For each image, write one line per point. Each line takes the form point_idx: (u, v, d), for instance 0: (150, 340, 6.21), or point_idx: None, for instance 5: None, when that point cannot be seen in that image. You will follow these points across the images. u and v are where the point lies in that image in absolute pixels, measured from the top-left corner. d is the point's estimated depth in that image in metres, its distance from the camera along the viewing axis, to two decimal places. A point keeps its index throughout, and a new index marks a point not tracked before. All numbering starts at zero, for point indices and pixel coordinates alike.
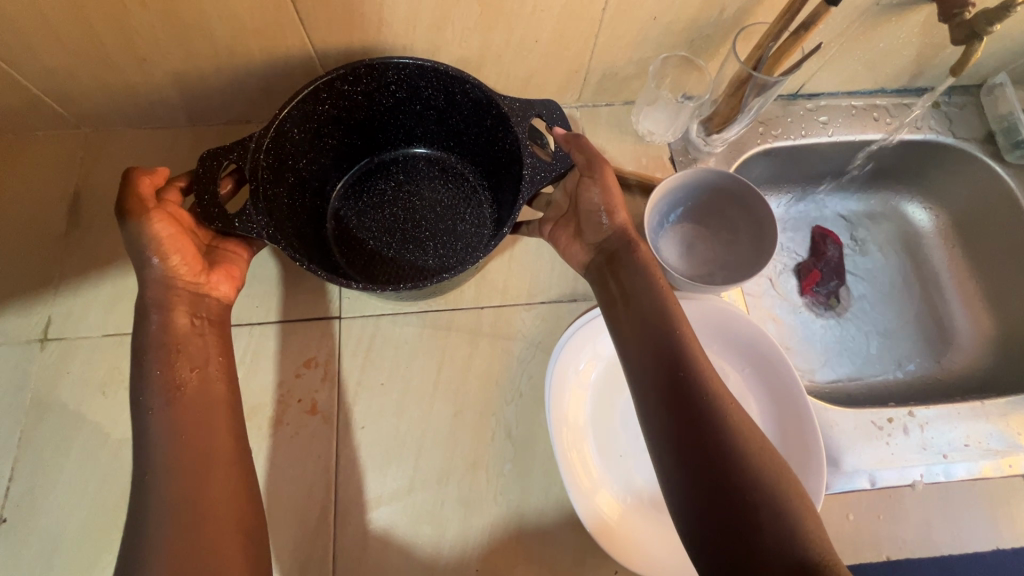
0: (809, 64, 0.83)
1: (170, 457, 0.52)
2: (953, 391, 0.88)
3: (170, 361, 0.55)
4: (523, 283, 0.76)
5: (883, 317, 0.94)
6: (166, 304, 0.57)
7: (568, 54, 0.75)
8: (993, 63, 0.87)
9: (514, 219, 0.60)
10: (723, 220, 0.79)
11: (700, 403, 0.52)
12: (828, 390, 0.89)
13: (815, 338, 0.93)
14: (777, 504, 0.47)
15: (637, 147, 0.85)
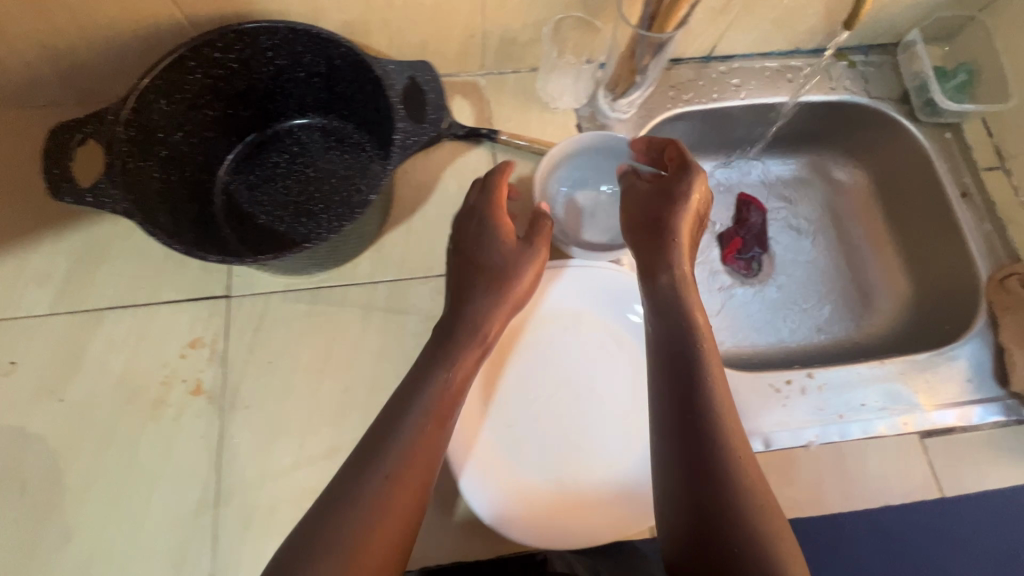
0: (715, 24, 0.80)
1: (425, 415, 0.52)
2: (866, 353, 0.87)
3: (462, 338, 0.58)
4: (420, 256, 0.74)
5: (802, 282, 0.94)
6: (480, 324, 0.61)
7: (458, 18, 0.72)
8: (907, 20, 0.85)
9: (382, 185, 0.59)
10: (620, 190, 0.80)
11: (682, 402, 0.52)
12: (743, 356, 0.89)
13: (733, 304, 0.92)
14: (738, 503, 0.47)
15: (542, 114, 0.83)
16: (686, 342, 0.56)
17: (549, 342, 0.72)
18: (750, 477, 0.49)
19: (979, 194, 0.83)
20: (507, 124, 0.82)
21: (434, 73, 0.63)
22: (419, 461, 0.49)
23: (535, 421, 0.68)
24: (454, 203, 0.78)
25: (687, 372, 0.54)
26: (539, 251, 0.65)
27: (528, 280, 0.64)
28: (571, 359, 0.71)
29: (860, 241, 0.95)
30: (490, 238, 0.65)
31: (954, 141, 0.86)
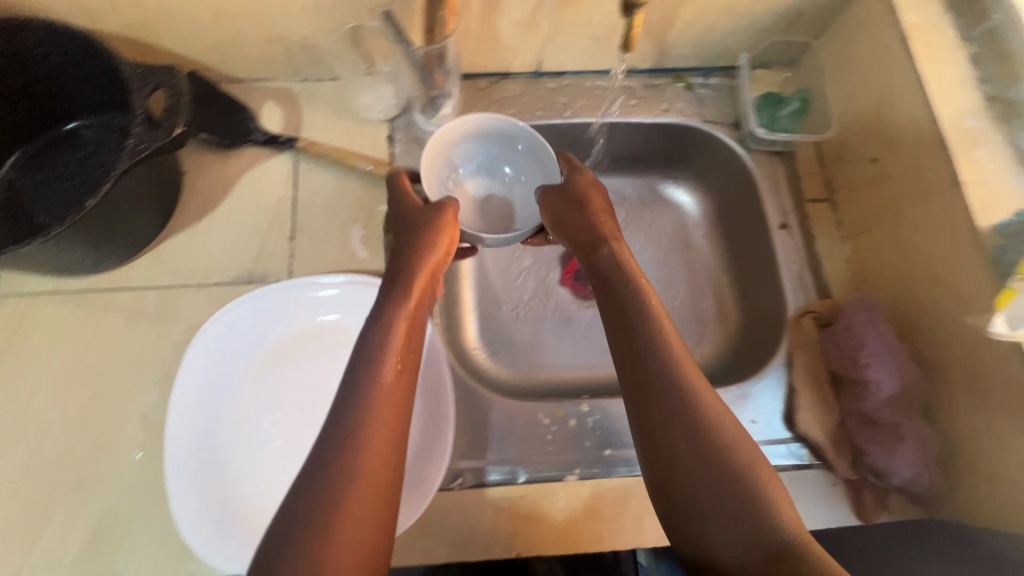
0: (529, 39, 0.78)
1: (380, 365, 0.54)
2: None
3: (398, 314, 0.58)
4: (200, 264, 0.73)
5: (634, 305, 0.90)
6: (405, 295, 0.61)
7: (243, 23, 0.71)
8: (740, 43, 0.82)
9: (104, 190, 0.58)
10: (526, 171, 0.79)
11: (637, 375, 0.56)
12: (558, 381, 0.84)
13: (557, 328, 0.88)
14: (720, 471, 0.49)
15: (353, 124, 0.81)
16: (635, 314, 0.59)
17: (310, 362, 0.68)
18: (728, 436, 0.50)
19: (799, 225, 0.80)
20: (316, 133, 0.80)
21: (181, 77, 0.63)
22: (392, 408, 0.51)
23: (275, 444, 0.65)
24: (246, 211, 0.76)
25: (641, 339, 0.57)
26: (444, 229, 0.66)
27: (437, 257, 0.65)
28: (334, 376, 0.68)
29: (700, 264, 0.90)
30: (408, 231, 0.67)
31: (783, 171, 0.83)
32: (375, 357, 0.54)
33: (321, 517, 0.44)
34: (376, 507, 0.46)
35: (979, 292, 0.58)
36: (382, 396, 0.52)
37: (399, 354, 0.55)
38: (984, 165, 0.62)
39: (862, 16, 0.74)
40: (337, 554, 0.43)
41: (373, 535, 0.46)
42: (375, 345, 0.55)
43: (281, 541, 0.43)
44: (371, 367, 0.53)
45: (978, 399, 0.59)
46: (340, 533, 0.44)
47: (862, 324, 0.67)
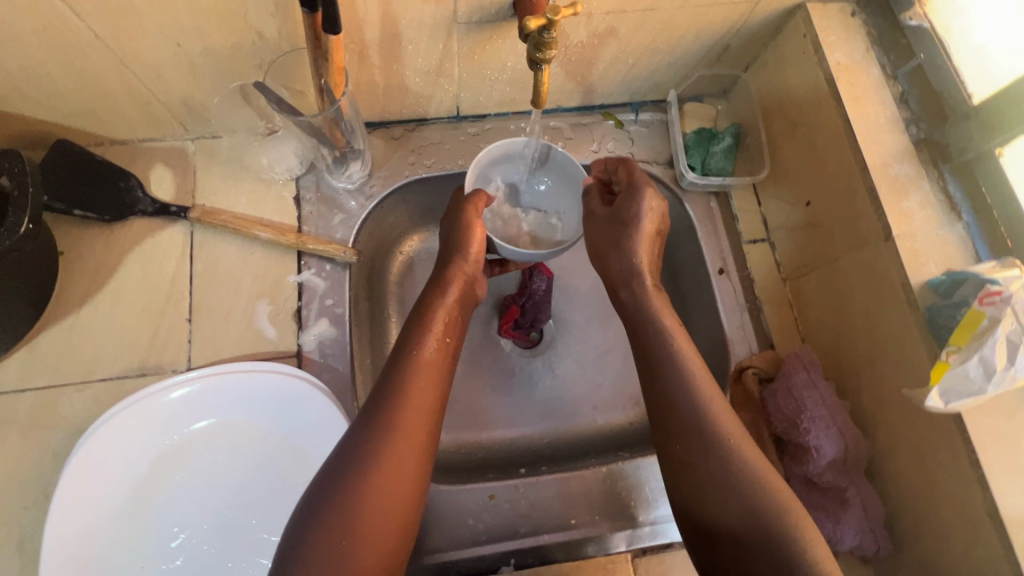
0: (442, 86, 0.72)
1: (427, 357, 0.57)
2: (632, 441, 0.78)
3: (426, 327, 0.59)
4: (82, 357, 0.65)
5: (579, 353, 0.84)
6: (442, 279, 0.62)
7: (110, 89, 0.62)
8: (668, 78, 0.78)
9: None
10: (557, 190, 0.70)
11: (669, 428, 0.55)
12: (500, 444, 0.77)
13: (496, 383, 0.81)
14: (747, 501, 0.50)
15: (255, 186, 0.73)
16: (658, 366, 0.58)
17: (209, 462, 0.62)
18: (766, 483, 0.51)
19: (738, 269, 0.76)
20: (212, 198, 0.72)
21: (27, 160, 0.56)
22: (429, 379, 0.56)
23: (170, 561, 0.58)
24: (134, 293, 0.68)
25: (670, 398, 0.56)
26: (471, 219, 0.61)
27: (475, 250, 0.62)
28: (238, 477, 0.62)
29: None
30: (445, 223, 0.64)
31: (720, 210, 0.79)
32: (417, 337, 0.58)
33: (349, 481, 0.49)
34: (405, 471, 0.51)
35: (915, 353, 0.56)
36: (420, 367, 0.56)
37: (444, 332, 0.59)
38: (915, 215, 0.59)
39: (788, 51, 0.70)
40: (364, 510, 0.48)
41: (401, 495, 0.50)
42: (416, 326, 0.59)
43: (315, 504, 0.48)
44: (411, 342, 0.57)
45: (917, 458, 0.56)
46: (370, 496, 0.49)
47: (801, 385, 0.64)
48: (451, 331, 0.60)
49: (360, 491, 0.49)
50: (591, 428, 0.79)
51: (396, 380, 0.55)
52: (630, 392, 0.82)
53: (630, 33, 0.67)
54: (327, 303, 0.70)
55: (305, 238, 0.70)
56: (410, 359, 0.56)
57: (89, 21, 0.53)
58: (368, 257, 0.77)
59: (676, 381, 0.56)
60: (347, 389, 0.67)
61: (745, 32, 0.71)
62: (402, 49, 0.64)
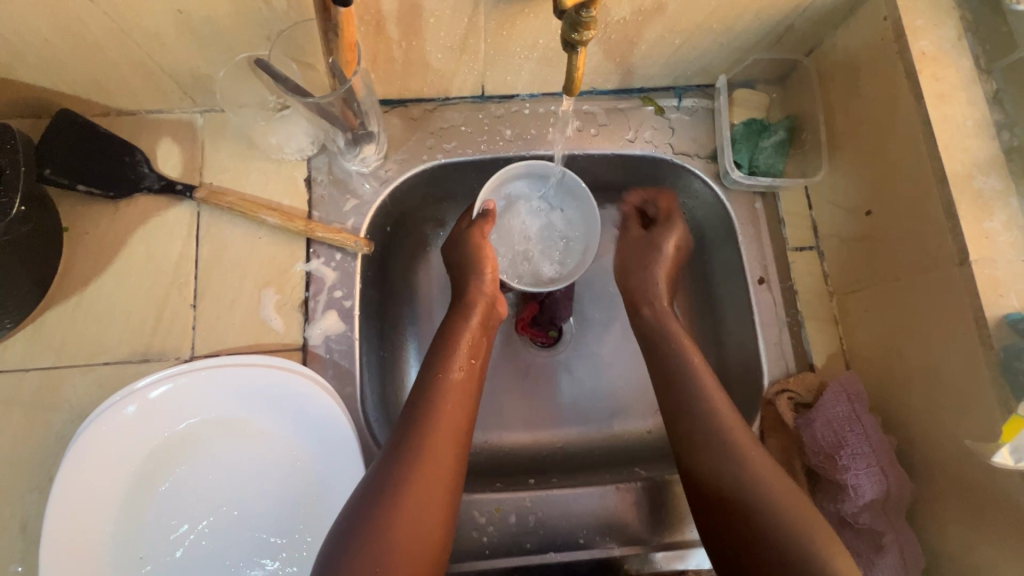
0: (466, 63, 0.65)
1: (456, 372, 0.57)
2: (652, 452, 0.73)
3: (454, 345, 0.60)
4: (84, 339, 0.63)
5: (599, 357, 0.79)
6: (466, 303, 0.64)
7: (111, 59, 0.58)
8: (718, 61, 0.70)
9: None
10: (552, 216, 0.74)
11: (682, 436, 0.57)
12: (511, 449, 0.73)
13: (512, 382, 0.77)
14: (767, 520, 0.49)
15: (264, 166, 0.69)
16: (687, 399, 0.59)
17: (210, 455, 0.60)
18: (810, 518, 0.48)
19: (780, 279, 0.69)
20: (220, 176, 0.68)
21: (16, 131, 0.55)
22: (459, 400, 0.56)
23: (170, 553, 0.57)
24: (138, 275, 0.65)
25: (699, 432, 0.56)
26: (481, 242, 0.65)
27: (489, 277, 0.65)
28: (238, 474, 0.60)
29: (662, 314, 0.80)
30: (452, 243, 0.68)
31: (765, 212, 0.72)
32: (445, 357, 0.58)
33: (382, 504, 0.48)
34: (439, 492, 0.50)
35: (982, 399, 0.49)
36: (450, 387, 0.56)
37: (470, 352, 0.60)
38: (998, 237, 0.51)
39: (863, 36, 0.61)
40: (398, 532, 0.47)
41: (434, 519, 0.49)
42: (443, 348, 0.59)
43: (347, 531, 0.47)
44: (438, 363, 0.58)
45: (969, 508, 0.51)
46: (403, 519, 0.47)
47: (840, 418, 0.58)
48: (477, 352, 0.61)
49: (392, 504, 0.48)
50: (607, 437, 0.75)
51: (426, 402, 0.54)
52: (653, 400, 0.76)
53: (680, 9, 0.59)
54: (335, 295, 0.66)
55: (314, 226, 0.66)
56: (438, 378, 0.56)
57: None
58: (382, 247, 0.73)
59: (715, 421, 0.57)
60: (352, 387, 0.64)
61: (813, 12, 0.62)
62: (423, 22, 0.58)
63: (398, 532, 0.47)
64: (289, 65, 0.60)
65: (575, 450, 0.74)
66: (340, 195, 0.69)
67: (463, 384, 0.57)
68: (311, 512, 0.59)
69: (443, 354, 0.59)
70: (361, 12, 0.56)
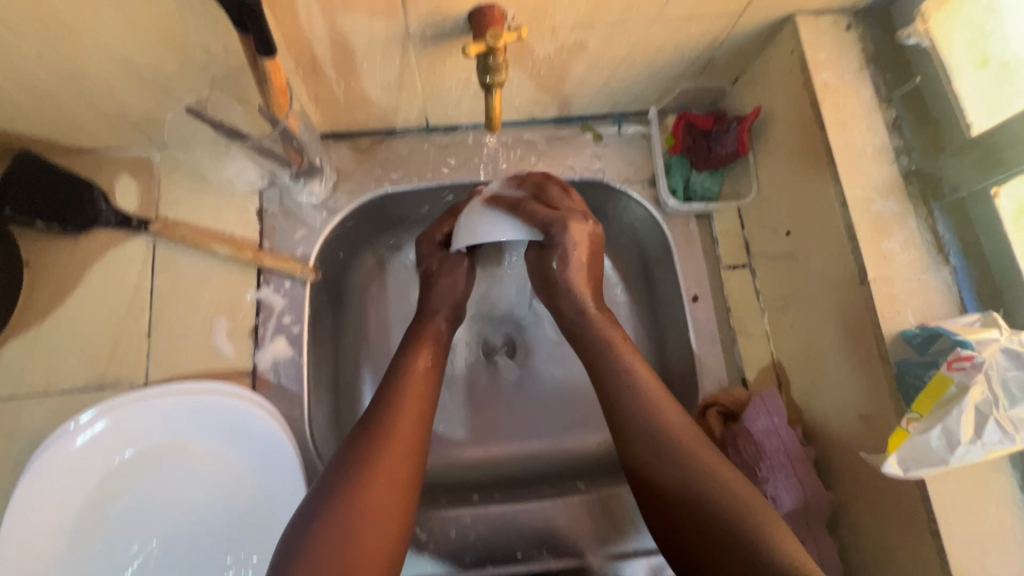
0: (406, 99, 0.69)
1: (425, 367, 0.61)
2: (599, 466, 0.75)
3: (419, 348, 0.63)
4: (40, 370, 0.66)
5: (551, 374, 0.80)
6: (432, 309, 0.67)
7: (65, 104, 0.62)
8: (648, 91, 0.73)
9: None
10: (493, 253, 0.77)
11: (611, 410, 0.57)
12: (464, 468, 0.75)
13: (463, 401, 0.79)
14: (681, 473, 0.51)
15: (218, 198, 0.72)
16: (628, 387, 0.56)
17: (160, 477, 0.62)
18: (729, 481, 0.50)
19: (713, 297, 0.73)
20: (175, 210, 0.71)
21: None
22: (419, 397, 0.58)
23: (120, 573, 0.60)
24: (95, 306, 0.68)
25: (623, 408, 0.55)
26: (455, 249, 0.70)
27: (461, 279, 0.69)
28: (188, 497, 0.62)
29: None
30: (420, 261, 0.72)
31: (700, 233, 0.75)
32: (405, 357, 0.61)
33: (339, 495, 0.49)
34: (398, 487, 0.52)
35: (883, 412, 0.52)
36: (410, 388, 0.58)
37: (432, 354, 0.63)
38: (896, 258, 0.54)
39: (776, 68, 0.65)
40: (359, 529, 0.48)
41: (391, 512, 0.50)
42: (411, 354, 0.62)
43: (301, 522, 0.48)
44: (402, 361, 0.61)
45: (878, 518, 0.53)
46: (363, 513, 0.49)
47: (763, 432, 0.61)
48: (437, 358, 0.63)
49: (348, 495, 0.49)
50: (556, 454, 0.77)
51: (391, 403, 0.57)
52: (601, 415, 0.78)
53: (600, 45, 0.63)
54: (284, 321, 0.69)
55: (263, 255, 0.69)
56: (399, 376, 0.59)
57: (30, 41, 0.52)
58: (333, 273, 0.76)
59: (645, 412, 0.55)
60: (300, 411, 0.67)
61: (730, 45, 0.66)
62: (358, 64, 0.61)
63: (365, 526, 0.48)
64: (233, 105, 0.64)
65: (524, 466, 0.76)
66: (290, 224, 0.73)
67: (424, 382, 0.60)
68: (257, 533, 0.61)
69: (405, 351, 0.62)
70: (297, 56, 0.59)
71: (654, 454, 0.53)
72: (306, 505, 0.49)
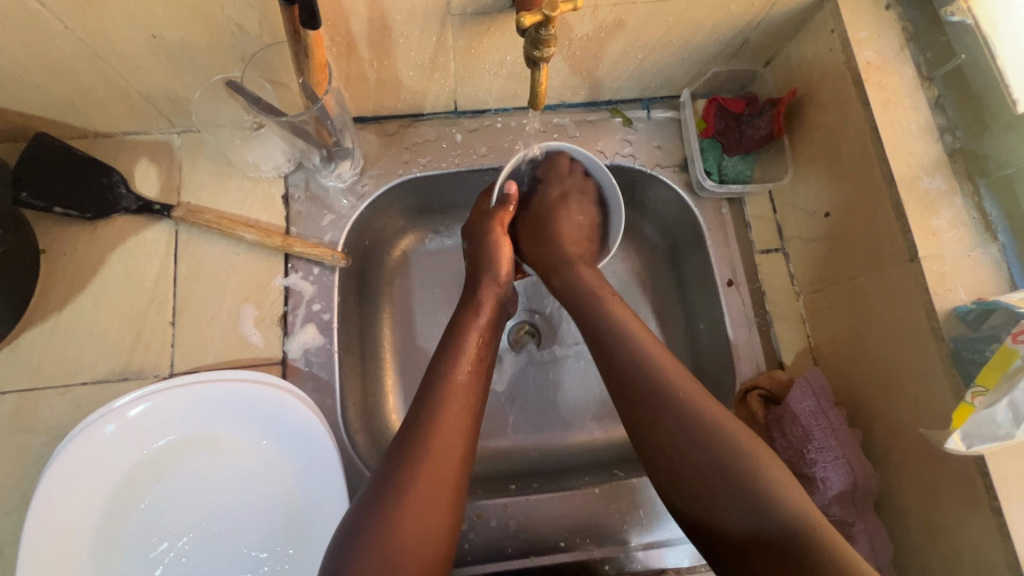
0: (437, 80, 0.68)
1: (469, 368, 0.58)
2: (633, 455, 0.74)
3: (462, 349, 0.59)
4: (60, 361, 0.63)
5: (579, 363, 0.79)
6: (476, 300, 0.64)
7: (88, 84, 0.59)
8: (680, 73, 0.73)
9: None
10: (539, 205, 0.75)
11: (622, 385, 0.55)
12: (497, 458, 0.74)
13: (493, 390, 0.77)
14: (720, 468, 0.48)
15: (241, 184, 0.70)
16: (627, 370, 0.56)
17: (190, 469, 0.60)
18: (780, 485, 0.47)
19: (747, 281, 0.72)
20: (198, 195, 0.69)
21: None
22: (465, 404, 0.55)
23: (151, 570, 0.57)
24: (116, 295, 0.66)
25: (639, 381, 0.54)
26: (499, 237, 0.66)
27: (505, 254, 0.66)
28: (220, 489, 0.60)
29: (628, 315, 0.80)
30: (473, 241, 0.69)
31: (732, 217, 0.74)
32: (452, 358, 0.58)
33: (384, 511, 0.48)
34: (443, 498, 0.50)
35: (937, 389, 0.52)
36: (452, 386, 0.56)
37: (477, 353, 0.60)
38: (944, 235, 0.54)
39: (813, 48, 0.65)
40: (406, 528, 0.48)
41: (439, 524, 0.49)
42: (450, 350, 0.59)
43: (347, 539, 0.47)
44: (445, 364, 0.58)
45: (931, 497, 0.53)
46: (410, 513, 0.48)
47: (808, 413, 0.60)
48: (483, 354, 0.61)
49: (392, 514, 0.48)
50: (589, 443, 0.75)
51: (432, 402, 0.55)
52: None
53: (639, 25, 0.62)
54: (314, 309, 0.67)
55: (291, 241, 0.67)
56: (443, 379, 0.56)
57: (57, 11, 0.49)
58: (359, 261, 0.74)
59: (679, 408, 0.52)
60: (332, 400, 0.65)
61: (766, 26, 0.65)
62: (393, 42, 0.60)
63: (406, 540, 0.47)
64: (263, 85, 0.62)
65: (557, 455, 0.74)
66: (317, 210, 0.71)
67: (468, 387, 0.57)
68: (293, 526, 0.59)
69: (447, 355, 0.59)
70: (332, 33, 0.58)
71: (676, 446, 0.51)
72: (353, 519, 0.49)
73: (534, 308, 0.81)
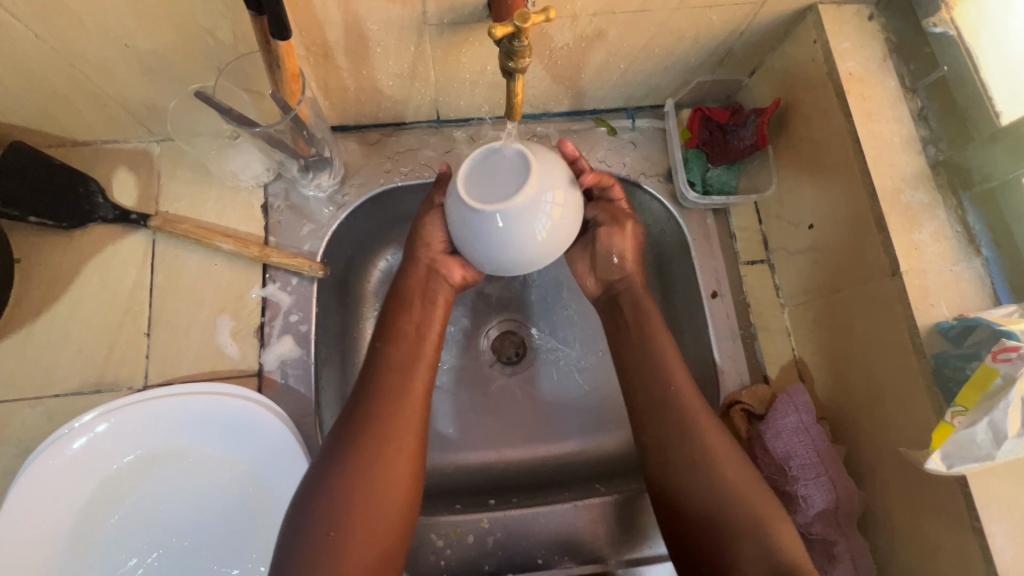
0: (418, 89, 0.67)
1: (413, 334, 0.60)
2: (616, 469, 0.72)
3: (396, 315, 0.61)
4: (32, 374, 0.62)
5: (566, 375, 0.78)
6: (410, 279, 0.63)
7: (64, 94, 0.59)
8: (665, 84, 0.72)
9: None
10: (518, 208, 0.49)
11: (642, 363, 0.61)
12: (476, 470, 0.73)
13: (477, 402, 0.76)
14: (677, 440, 0.56)
15: (221, 193, 0.69)
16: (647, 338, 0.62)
17: (162, 486, 0.59)
18: (716, 450, 0.55)
19: (732, 293, 0.71)
20: (176, 205, 0.69)
21: None
22: (414, 372, 0.58)
23: None
24: (92, 304, 0.65)
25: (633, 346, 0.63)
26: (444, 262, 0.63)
27: (457, 270, 0.63)
28: (191, 505, 0.59)
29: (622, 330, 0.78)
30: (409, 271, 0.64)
31: (717, 228, 0.73)
32: (395, 322, 0.61)
33: (328, 486, 0.51)
34: (394, 470, 0.53)
35: (918, 407, 0.51)
36: (400, 355, 0.59)
37: (419, 321, 0.62)
38: (927, 248, 0.53)
39: (795, 59, 0.64)
40: (355, 501, 0.51)
41: (392, 496, 0.52)
42: (392, 321, 0.61)
43: (297, 516, 0.50)
44: (382, 335, 0.60)
45: (915, 518, 0.52)
46: (358, 485, 0.51)
47: (791, 429, 0.59)
48: (426, 317, 0.62)
49: (338, 488, 0.51)
50: (572, 456, 0.74)
51: (374, 378, 0.57)
52: (616, 416, 0.76)
53: (619, 35, 0.62)
54: (291, 320, 0.66)
55: (269, 251, 0.66)
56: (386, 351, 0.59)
57: (26, 20, 0.49)
58: (340, 271, 0.73)
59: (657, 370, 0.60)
60: (308, 413, 0.64)
61: (749, 37, 0.65)
62: (370, 52, 0.59)
63: (355, 513, 0.50)
64: (239, 94, 0.62)
65: (541, 470, 0.73)
66: (296, 220, 0.70)
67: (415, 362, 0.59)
68: (264, 541, 0.58)
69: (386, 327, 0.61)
70: (308, 43, 0.57)
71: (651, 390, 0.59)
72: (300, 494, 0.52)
73: (520, 318, 0.80)
